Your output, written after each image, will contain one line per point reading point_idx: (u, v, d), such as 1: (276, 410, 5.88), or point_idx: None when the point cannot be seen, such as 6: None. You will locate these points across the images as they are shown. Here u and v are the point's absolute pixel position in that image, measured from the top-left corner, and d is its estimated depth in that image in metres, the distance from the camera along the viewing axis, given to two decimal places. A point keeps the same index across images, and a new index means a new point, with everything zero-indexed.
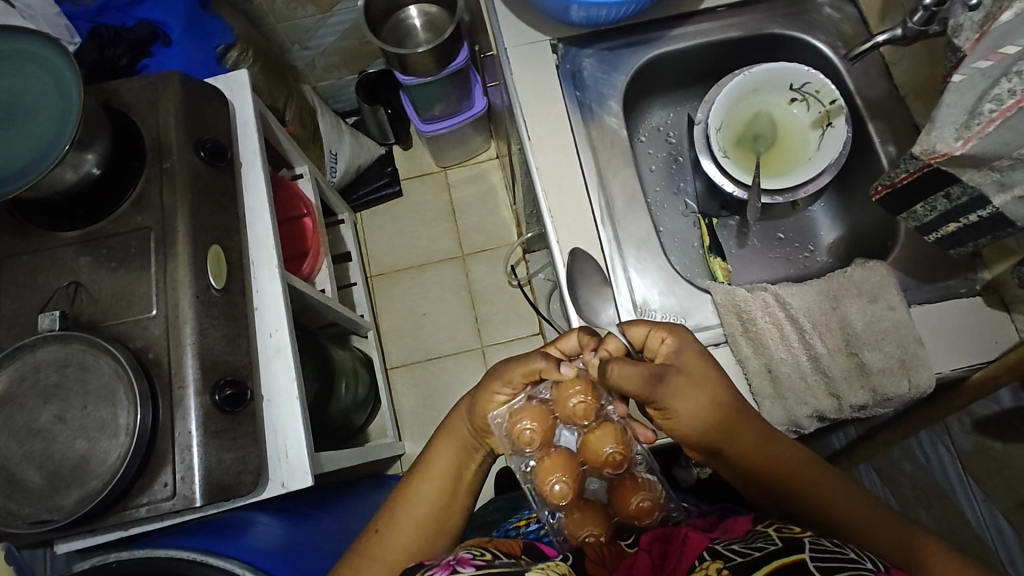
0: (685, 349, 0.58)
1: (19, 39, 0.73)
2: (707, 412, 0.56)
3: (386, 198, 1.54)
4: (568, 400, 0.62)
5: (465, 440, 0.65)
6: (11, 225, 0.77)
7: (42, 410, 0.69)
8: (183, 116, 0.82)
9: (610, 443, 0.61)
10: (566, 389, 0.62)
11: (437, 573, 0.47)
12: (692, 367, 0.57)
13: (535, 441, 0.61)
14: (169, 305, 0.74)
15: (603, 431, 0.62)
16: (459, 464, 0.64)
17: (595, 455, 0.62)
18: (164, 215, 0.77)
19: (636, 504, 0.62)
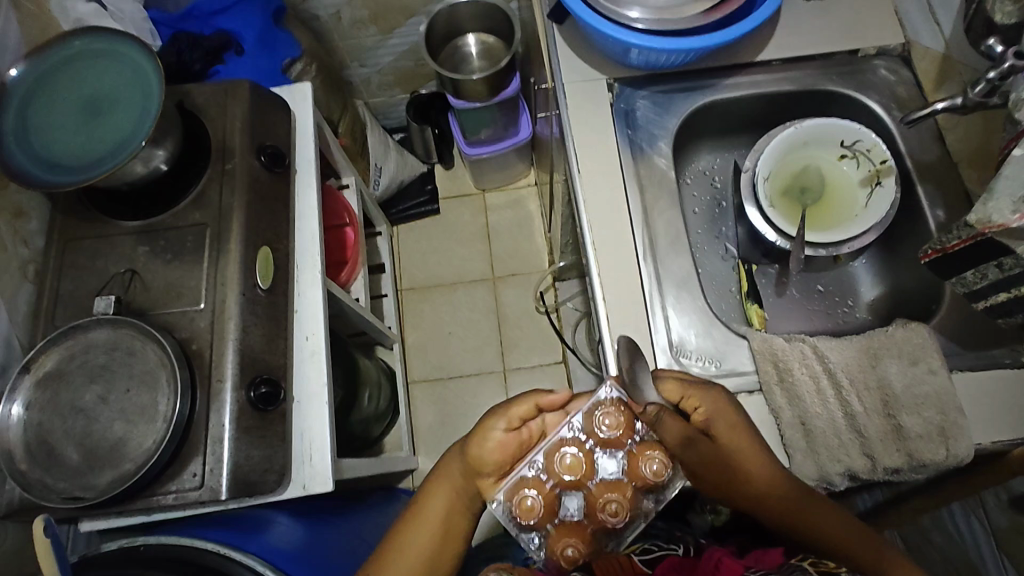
0: (718, 410, 0.60)
1: (109, 38, 0.78)
2: (762, 479, 0.59)
3: (423, 214, 1.58)
4: (515, 492, 0.61)
5: (450, 487, 0.63)
6: (79, 211, 0.82)
7: (86, 389, 0.72)
8: (249, 122, 0.86)
9: (561, 453, 0.61)
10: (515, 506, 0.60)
11: None
12: (737, 438, 0.59)
13: (562, 535, 0.61)
14: (217, 300, 0.76)
15: (543, 461, 0.62)
16: (442, 520, 0.62)
17: (563, 475, 0.61)
18: (221, 214, 0.81)
19: (610, 422, 0.61)
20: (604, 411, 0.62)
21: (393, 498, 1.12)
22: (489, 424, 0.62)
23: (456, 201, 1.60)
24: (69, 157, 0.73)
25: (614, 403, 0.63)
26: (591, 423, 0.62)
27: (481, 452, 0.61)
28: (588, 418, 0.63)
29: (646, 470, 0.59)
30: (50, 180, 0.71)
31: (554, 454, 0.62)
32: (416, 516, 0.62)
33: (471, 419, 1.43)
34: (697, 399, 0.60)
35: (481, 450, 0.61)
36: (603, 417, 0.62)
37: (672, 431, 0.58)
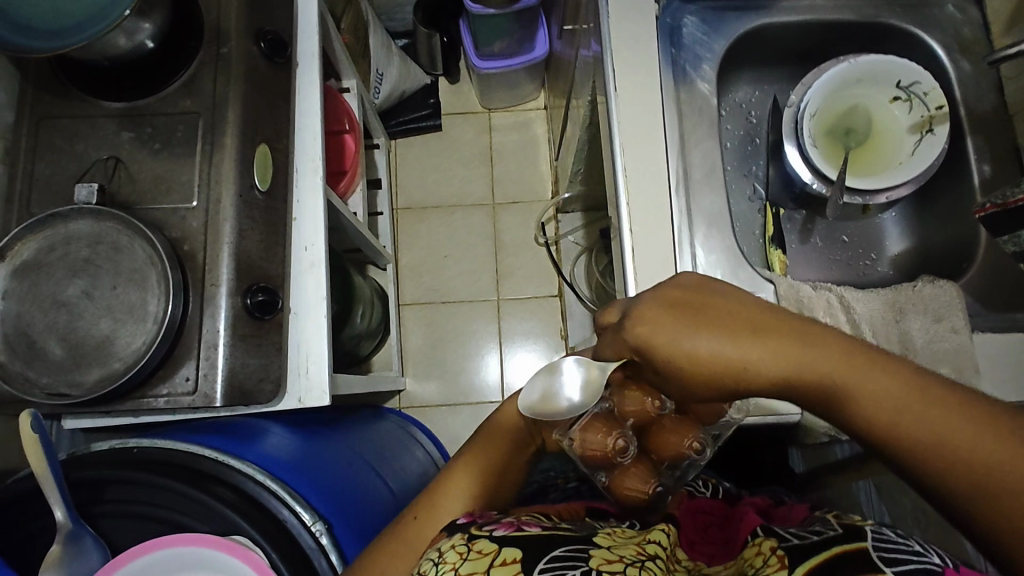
0: (651, 325, 0.49)
1: None
2: (712, 369, 0.47)
3: (424, 129, 1.49)
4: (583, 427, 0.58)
5: (503, 437, 0.62)
6: (53, 85, 0.73)
7: (69, 283, 0.67)
8: (246, 1, 0.77)
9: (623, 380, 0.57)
10: (589, 444, 0.57)
11: (500, 527, 0.49)
12: (664, 324, 0.48)
13: (630, 475, 0.58)
14: (211, 198, 0.70)
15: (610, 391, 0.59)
16: (496, 464, 0.60)
17: (640, 410, 0.57)
18: (215, 104, 0.73)
19: None
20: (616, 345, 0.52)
21: (381, 416, 1.11)
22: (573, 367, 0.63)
23: (460, 119, 1.51)
24: (41, 20, 0.64)
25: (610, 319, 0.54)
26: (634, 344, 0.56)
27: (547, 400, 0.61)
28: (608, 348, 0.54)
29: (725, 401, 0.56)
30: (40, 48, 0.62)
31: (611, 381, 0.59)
32: (468, 456, 0.60)
33: (461, 346, 1.42)
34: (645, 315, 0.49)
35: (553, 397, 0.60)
36: None
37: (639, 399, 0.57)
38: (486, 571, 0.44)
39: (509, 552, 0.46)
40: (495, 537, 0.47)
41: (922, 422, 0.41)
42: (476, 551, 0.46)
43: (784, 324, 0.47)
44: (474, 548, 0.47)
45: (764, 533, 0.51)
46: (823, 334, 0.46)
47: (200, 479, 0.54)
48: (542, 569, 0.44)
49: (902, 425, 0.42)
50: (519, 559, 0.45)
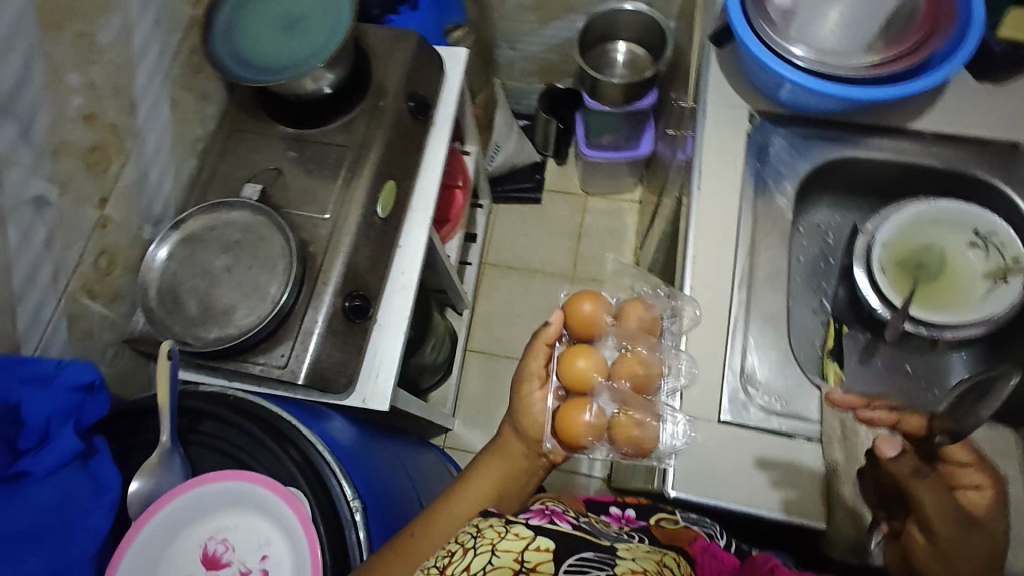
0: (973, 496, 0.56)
1: None
2: (967, 529, 0.53)
3: (526, 200, 1.64)
4: (571, 415, 0.73)
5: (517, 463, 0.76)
6: (249, 107, 0.93)
7: (217, 257, 0.82)
8: (407, 69, 0.95)
9: (585, 359, 0.77)
10: (568, 422, 0.73)
11: (537, 514, 0.60)
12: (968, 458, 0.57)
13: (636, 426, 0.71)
14: (341, 214, 0.85)
15: (565, 379, 0.78)
16: (510, 483, 0.73)
17: (584, 376, 0.76)
18: (364, 142, 0.90)
19: (594, 311, 0.79)
20: (975, 478, 0.56)
21: (426, 445, 1.18)
22: (527, 385, 0.78)
23: (558, 197, 1.64)
24: (254, 58, 0.84)
25: (570, 311, 0.80)
26: (580, 326, 0.80)
27: (528, 415, 0.76)
28: (954, 469, 0.57)
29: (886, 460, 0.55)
30: (252, 82, 0.81)
31: (897, 424, 0.64)
32: (484, 475, 0.73)
33: None
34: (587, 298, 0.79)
35: (527, 410, 0.77)
36: (586, 304, 0.79)
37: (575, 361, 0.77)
38: (521, 551, 0.53)
39: (543, 541, 0.54)
40: (530, 525, 0.56)
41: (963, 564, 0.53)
42: (513, 533, 0.54)
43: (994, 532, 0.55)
44: (511, 531, 0.55)
45: None
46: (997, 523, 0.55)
47: (277, 435, 0.64)
48: (568, 567, 0.52)
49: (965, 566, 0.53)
50: (551, 550, 0.53)
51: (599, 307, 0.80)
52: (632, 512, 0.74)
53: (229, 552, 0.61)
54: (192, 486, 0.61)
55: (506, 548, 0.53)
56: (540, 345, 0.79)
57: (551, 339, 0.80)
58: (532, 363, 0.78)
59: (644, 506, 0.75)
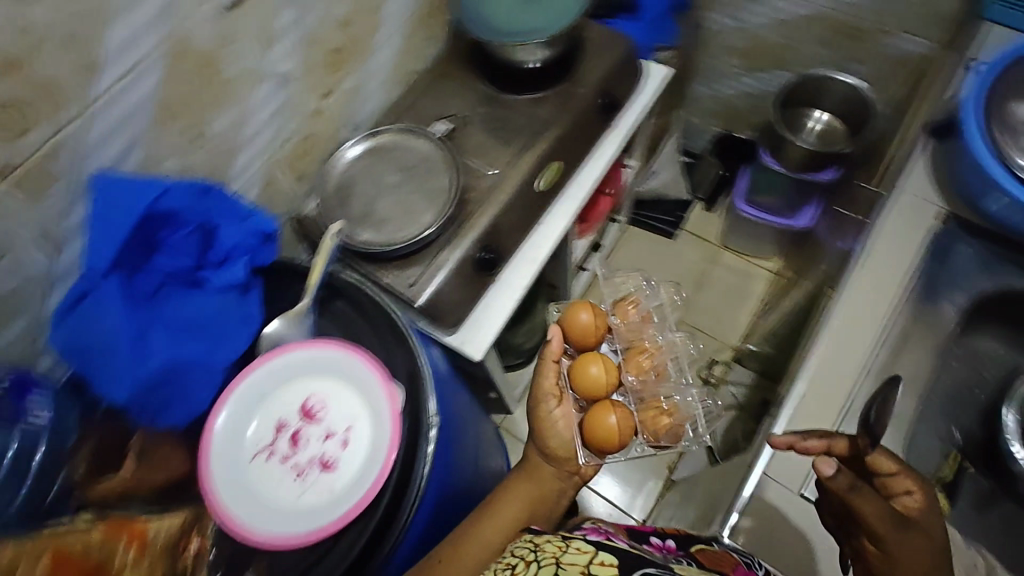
0: (923, 506, 0.62)
1: None
2: (909, 532, 0.60)
3: (660, 231, 1.59)
4: (599, 417, 0.80)
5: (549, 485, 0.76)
6: (462, 59, 1.02)
7: (391, 173, 0.91)
8: (611, 69, 1.00)
9: (597, 365, 0.85)
10: (599, 419, 0.80)
11: (592, 530, 0.64)
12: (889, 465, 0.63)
13: (667, 419, 0.87)
14: (507, 174, 0.91)
15: (585, 386, 0.85)
16: (544, 503, 0.74)
17: (603, 382, 0.84)
18: (549, 120, 0.96)
19: (594, 325, 0.87)
20: (906, 484, 0.63)
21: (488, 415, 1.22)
22: (545, 404, 0.78)
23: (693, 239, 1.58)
24: (485, 18, 0.93)
25: (568, 322, 0.88)
26: (585, 334, 0.87)
27: (553, 434, 0.77)
28: (888, 479, 0.63)
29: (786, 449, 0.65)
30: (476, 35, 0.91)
31: (831, 449, 0.66)
32: (508, 500, 0.71)
33: None
34: (586, 308, 0.88)
35: (551, 429, 0.77)
36: (583, 314, 0.88)
37: (592, 367, 0.85)
38: (586, 564, 0.53)
39: (606, 557, 0.54)
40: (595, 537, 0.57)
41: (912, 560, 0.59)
42: (575, 547, 0.56)
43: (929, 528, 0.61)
44: (572, 546, 0.56)
45: None
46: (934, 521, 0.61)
47: (397, 334, 0.70)
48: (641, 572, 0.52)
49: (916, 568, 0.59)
50: (615, 564, 0.53)
51: (598, 318, 0.88)
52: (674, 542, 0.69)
53: (323, 411, 0.65)
54: (315, 344, 0.67)
55: (569, 562, 0.53)
56: (550, 362, 0.80)
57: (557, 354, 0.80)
58: (545, 379, 0.79)
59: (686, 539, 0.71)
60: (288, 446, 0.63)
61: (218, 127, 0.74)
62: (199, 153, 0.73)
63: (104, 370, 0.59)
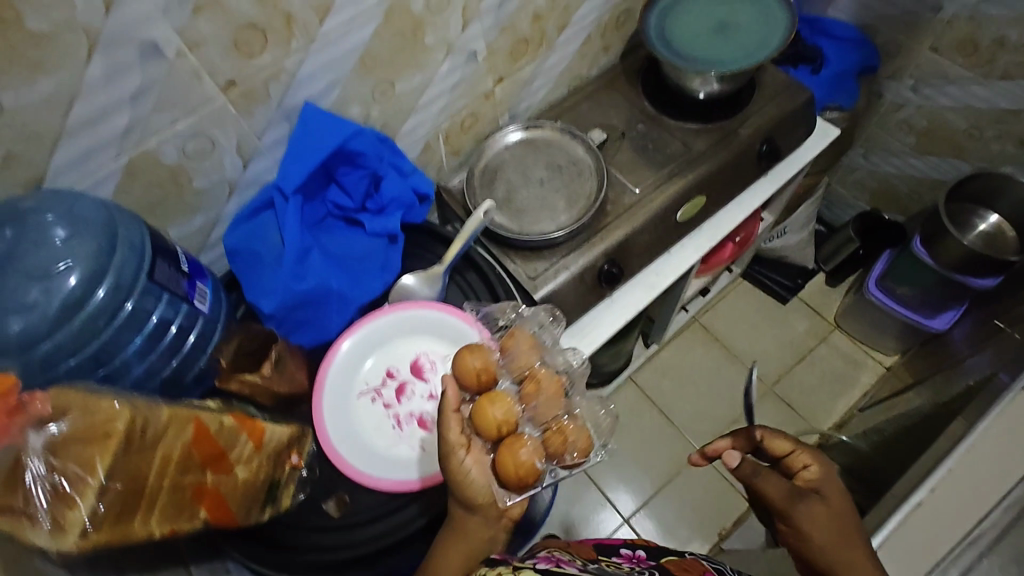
0: (827, 480, 0.67)
1: (767, 8, 0.91)
2: (810, 502, 0.64)
3: (772, 292, 1.52)
4: (507, 462, 0.55)
5: (479, 541, 0.56)
6: (632, 75, 1.03)
7: (538, 168, 0.93)
8: (782, 117, 0.97)
9: (500, 405, 0.58)
10: (511, 458, 0.55)
11: (543, 559, 0.54)
12: (778, 440, 0.70)
13: (570, 426, 0.61)
14: (650, 196, 0.91)
15: (488, 435, 0.58)
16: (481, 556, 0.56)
17: (505, 425, 0.57)
18: (705, 153, 0.94)
19: (481, 364, 0.60)
20: (803, 460, 0.69)
21: None
22: (454, 457, 0.55)
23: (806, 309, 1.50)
24: (669, 38, 0.91)
25: (455, 371, 0.60)
26: (475, 383, 0.59)
27: (470, 487, 0.55)
28: (787, 459, 0.70)
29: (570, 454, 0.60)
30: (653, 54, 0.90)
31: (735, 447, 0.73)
32: (443, 558, 0.55)
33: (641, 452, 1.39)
34: (474, 349, 0.60)
35: (461, 483, 0.55)
36: (473, 358, 0.60)
37: (495, 404, 0.58)
38: None
39: None
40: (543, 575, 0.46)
41: (823, 533, 0.63)
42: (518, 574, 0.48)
43: (836, 502, 0.66)
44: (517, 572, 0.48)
45: None
46: (842, 498, 0.66)
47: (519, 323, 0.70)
48: None
49: (827, 540, 0.63)
50: None
51: (490, 360, 0.61)
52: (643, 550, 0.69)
53: (431, 372, 0.67)
54: (446, 310, 0.69)
55: None
56: (449, 415, 0.56)
57: (455, 401, 0.57)
58: (449, 431, 0.55)
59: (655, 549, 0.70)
60: (393, 395, 0.67)
61: (403, 87, 0.79)
62: (380, 108, 0.78)
63: (263, 279, 0.64)
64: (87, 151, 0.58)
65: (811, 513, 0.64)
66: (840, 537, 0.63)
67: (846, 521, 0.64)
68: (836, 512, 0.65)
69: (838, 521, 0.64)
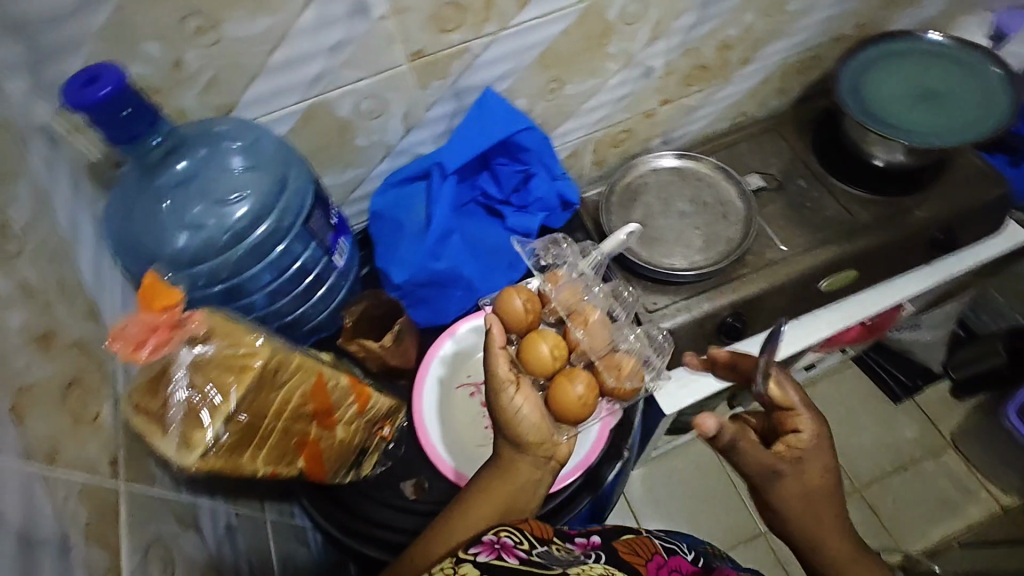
0: (816, 453, 0.58)
1: (984, 90, 0.82)
2: (790, 476, 0.57)
3: (885, 388, 1.36)
4: (562, 396, 0.55)
5: (523, 482, 0.52)
6: (803, 125, 0.95)
7: (681, 200, 0.88)
8: (967, 207, 0.86)
9: (548, 341, 0.57)
10: (565, 391, 0.55)
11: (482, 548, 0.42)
12: (784, 392, 0.58)
13: (620, 357, 0.60)
14: (796, 257, 0.84)
15: (538, 371, 0.56)
16: (522, 504, 0.52)
17: (555, 362, 0.56)
18: (868, 225, 0.86)
19: (527, 304, 0.58)
20: (798, 424, 0.57)
21: None
22: (503, 394, 0.52)
23: (921, 415, 1.33)
24: (864, 96, 0.82)
25: (500, 309, 0.59)
26: (522, 324, 0.58)
27: (522, 425, 0.51)
28: (783, 413, 0.58)
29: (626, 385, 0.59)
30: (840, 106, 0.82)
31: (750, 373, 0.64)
32: (484, 497, 0.51)
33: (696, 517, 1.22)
34: (516, 290, 0.59)
35: (508, 419, 0.52)
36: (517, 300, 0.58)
37: (545, 341, 0.57)
38: None
39: None
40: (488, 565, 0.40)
41: (792, 514, 0.58)
42: None
43: (816, 465, 0.58)
44: None
45: None
46: (823, 469, 0.58)
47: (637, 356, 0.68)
48: None
49: (793, 511, 0.58)
50: None
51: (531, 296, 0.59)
52: (599, 536, 0.55)
53: None
54: None
55: None
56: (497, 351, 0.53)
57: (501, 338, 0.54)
58: (499, 366, 0.52)
59: (609, 533, 0.58)
60: None
61: (572, 89, 0.77)
62: (543, 105, 0.77)
63: (401, 249, 0.65)
64: (278, 90, 0.60)
65: (781, 493, 0.58)
66: (807, 511, 0.58)
67: (824, 495, 0.58)
68: (812, 489, 0.58)
69: (815, 495, 0.58)
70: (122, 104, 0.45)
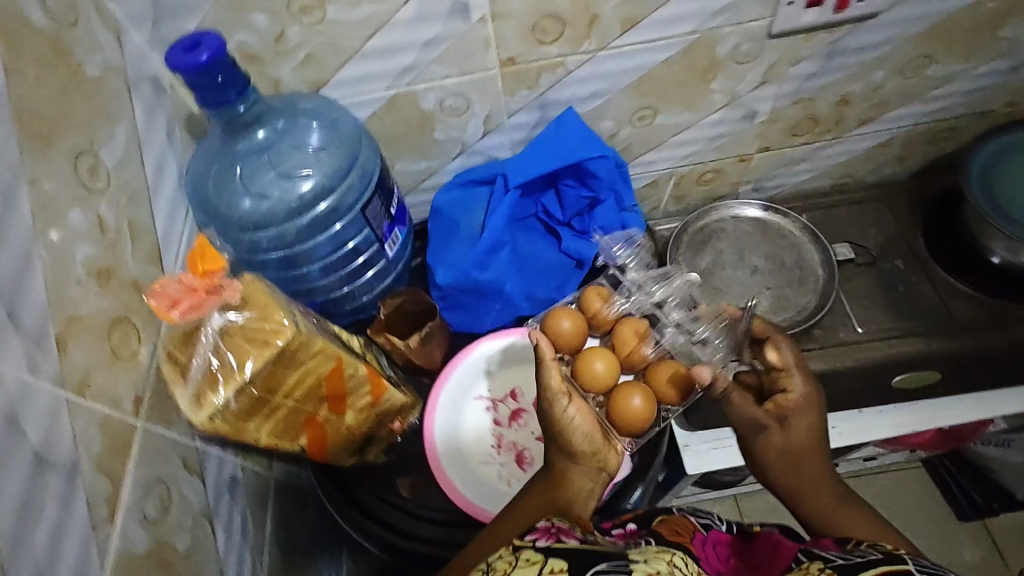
0: (808, 401, 0.51)
1: None
2: (779, 429, 0.50)
3: (953, 502, 1.20)
4: (622, 407, 0.56)
5: (577, 492, 0.51)
6: (919, 200, 0.85)
7: (757, 254, 0.82)
8: None
9: (599, 357, 0.58)
10: (624, 402, 0.56)
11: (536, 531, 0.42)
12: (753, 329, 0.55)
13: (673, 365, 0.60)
14: (874, 344, 0.75)
15: (594, 387, 0.57)
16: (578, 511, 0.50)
17: (608, 377, 0.57)
18: (968, 327, 0.76)
19: (570, 324, 0.60)
20: (778, 359, 0.52)
21: None
22: (556, 405, 0.51)
23: (989, 542, 1.16)
24: (994, 182, 0.72)
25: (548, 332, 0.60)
26: (571, 343, 0.59)
27: (575, 435, 0.51)
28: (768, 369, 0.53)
29: (686, 389, 0.58)
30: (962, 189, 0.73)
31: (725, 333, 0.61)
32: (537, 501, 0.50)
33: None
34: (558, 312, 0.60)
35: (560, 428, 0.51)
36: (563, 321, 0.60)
37: (595, 358, 0.58)
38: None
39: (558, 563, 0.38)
40: (547, 548, 0.40)
41: (797, 482, 0.50)
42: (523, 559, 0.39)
43: (809, 427, 0.50)
44: (520, 556, 0.39)
45: (802, 557, 0.43)
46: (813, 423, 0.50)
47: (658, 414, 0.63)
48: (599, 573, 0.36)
49: (795, 484, 0.50)
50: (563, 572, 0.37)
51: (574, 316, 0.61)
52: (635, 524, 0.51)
53: None
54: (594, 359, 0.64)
55: None
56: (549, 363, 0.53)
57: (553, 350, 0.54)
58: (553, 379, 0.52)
59: (645, 517, 0.53)
60: (506, 415, 0.64)
61: (663, 119, 0.73)
62: (629, 130, 0.74)
63: (452, 252, 0.65)
64: (368, 75, 0.62)
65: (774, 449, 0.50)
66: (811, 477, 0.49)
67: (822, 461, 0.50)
68: (809, 449, 0.50)
69: (813, 460, 0.50)
70: (218, 72, 0.47)
